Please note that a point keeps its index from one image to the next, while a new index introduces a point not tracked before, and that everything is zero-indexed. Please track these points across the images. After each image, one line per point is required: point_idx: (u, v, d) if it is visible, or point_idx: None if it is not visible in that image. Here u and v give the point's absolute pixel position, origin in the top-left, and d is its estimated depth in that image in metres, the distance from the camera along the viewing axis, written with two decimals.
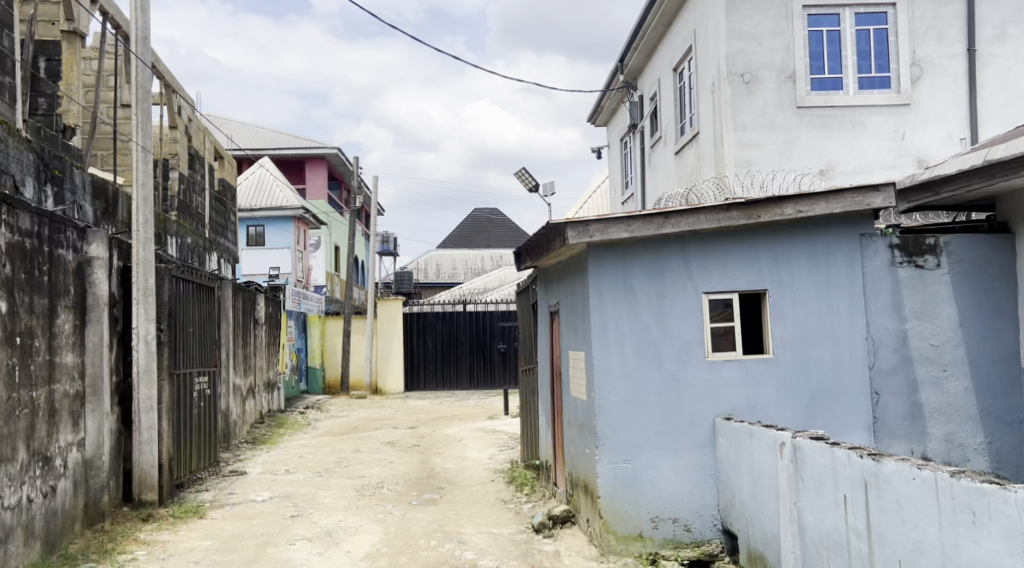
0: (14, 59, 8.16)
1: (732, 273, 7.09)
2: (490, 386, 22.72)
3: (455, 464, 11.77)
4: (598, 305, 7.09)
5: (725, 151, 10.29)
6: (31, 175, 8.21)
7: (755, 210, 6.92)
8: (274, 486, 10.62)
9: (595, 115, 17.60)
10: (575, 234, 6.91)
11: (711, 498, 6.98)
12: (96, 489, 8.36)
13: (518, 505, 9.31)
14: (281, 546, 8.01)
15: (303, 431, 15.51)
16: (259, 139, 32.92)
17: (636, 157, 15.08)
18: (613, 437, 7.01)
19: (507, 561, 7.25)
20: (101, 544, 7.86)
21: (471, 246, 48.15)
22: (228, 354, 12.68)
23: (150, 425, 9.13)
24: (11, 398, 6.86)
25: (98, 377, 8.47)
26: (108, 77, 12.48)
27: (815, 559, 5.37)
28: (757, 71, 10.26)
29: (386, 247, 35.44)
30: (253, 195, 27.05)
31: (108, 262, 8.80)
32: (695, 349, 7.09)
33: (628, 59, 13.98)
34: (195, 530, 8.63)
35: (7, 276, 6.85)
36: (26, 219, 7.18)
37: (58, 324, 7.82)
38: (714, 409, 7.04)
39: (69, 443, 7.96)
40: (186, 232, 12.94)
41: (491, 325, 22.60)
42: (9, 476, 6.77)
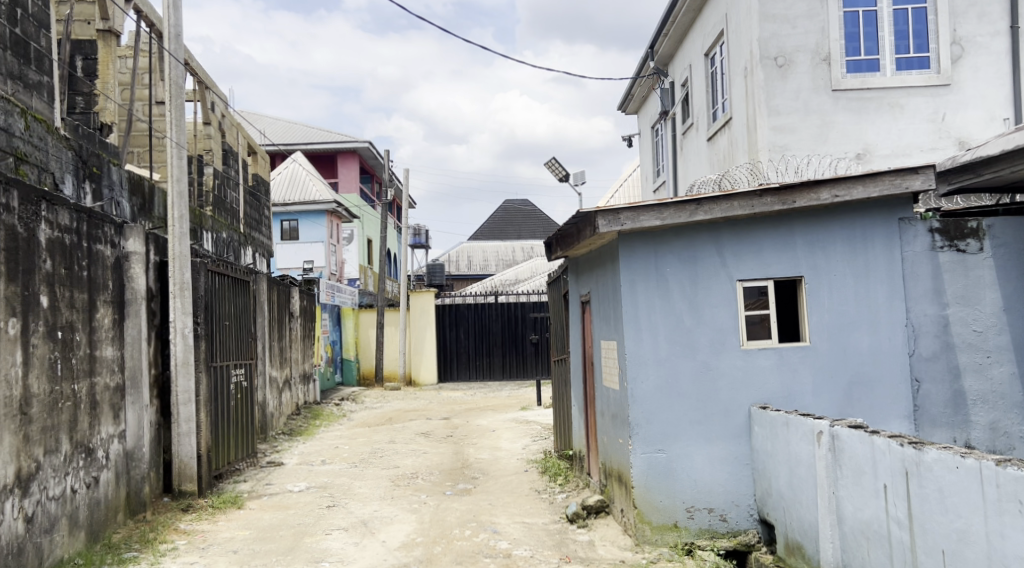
0: (51, 58, 8.28)
1: (766, 260, 7.05)
2: (522, 376, 22.87)
3: (490, 454, 11.84)
4: (630, 296, 7.08)
5: (759, 136, 10.20)
6: (69, 172, 8.34)
7: (789, 195, 6.85)
8: (311, 477, 10.74)
9: (626, 102, 17.53)
10: (605, 223, 6.90)
11: (747, 487, 6.95)
12: (137, 479, 8.53)
13: (552, 495, 9.33)
14: (317, 536, 8.11)
15: (338, 422, 15.66)
16: (292, 134, 33.25)
17: (668, 144, 15.00)
18: (647, 427, 7.02)
19: (541, 552, 7.28)
20: (143, 534, 8.02)
21: (502, 237, 48.36)
22: (265, 346, 12.85)
23: (189, 417, 9.27)
24: (54, 390, 7.00)
25: (137, 370, 8.64)
26: (143, 75, 12.65)
27: (854, 548, 5.34)
28: (791, 54, 10.16)
29: (418, 240, 35.69)
30: (286, 190, 27.24)
31: (144, 257, 8.97)
32: (729, 337, 7.06)
33: (658, 46, 13.90)
34: (233, 520, 8.78)
35: (48, 272, 6.97)
36: (65, 215, 7.32)
37: (98, 318, 7.95)
38: (749, 398, 7.01)
39: (111, 435, 8.11)
40: (221, 228, 13.10)
41: (522, 316, 22.73)
42: (54, 467, 6.92)
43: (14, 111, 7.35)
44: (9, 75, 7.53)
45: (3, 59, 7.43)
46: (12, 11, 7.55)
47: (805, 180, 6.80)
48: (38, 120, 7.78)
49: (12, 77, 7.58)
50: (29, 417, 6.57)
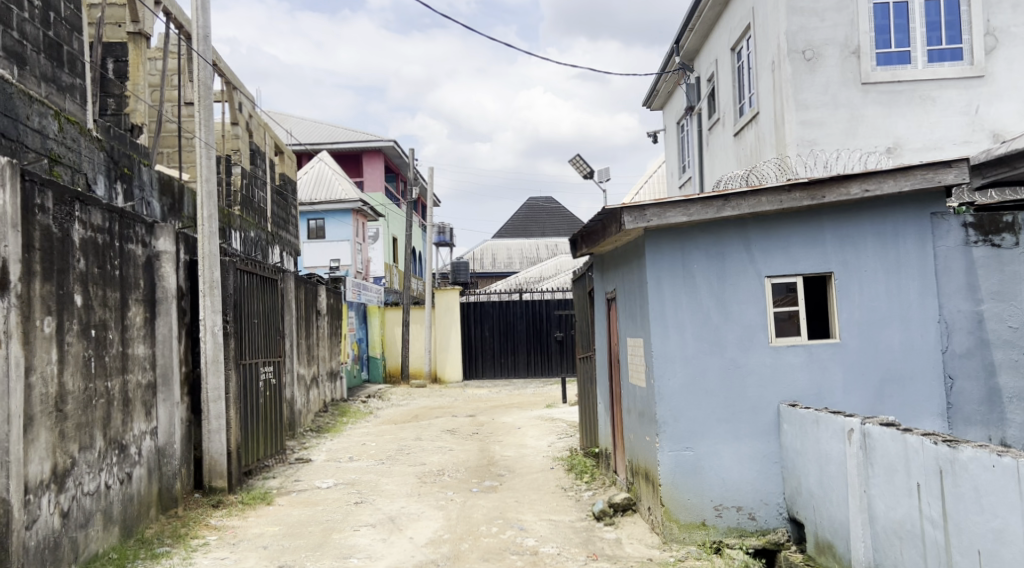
0: (84, 61, 8.41)
1: (795, 256, 7.03)
2: (548, 372, 22.88)
3: (516, 451, 11.88)
4: (657, 293, 7.09)
5: (786, 131, 10.16)
6: (102, 173, 8.47)
7: (819, 190, 6.82)
8: (338, 473, 10.84)
9: (650, 98, 17.50)
10: (631, 219, 6.91)
11: (776, 485, 6.94)
12: (169, 475, 8.66)
13: (578, 492, 9.35)
14: (346, 532, 8.19)
15: (365, 418, 15.77)
16: (319, 134, 33.48)
17: (693, 141, 14.96)
18: (675, 425, 7.03)
19: (568, 549, 7.31)
20: (175, 529, 8.15)
21: (527, 234, 48.37)
22: (293, 345, 12.98)
23: (219, 415, 9.38)
24: (88, 388, 7.12)
25: (169, 368, 8.76)
26: (172, 76, 12.80)
27: (886, 547, 5.33)
28: (819, 47, 10.11)
29: (443, 238, 35.78)
30: (312, 190, 27.42)
31: (175, 257, 9.09)
32: (758, 334, 7.05)
33: (684, 41, 13.87)
34: (263, 516, 8.88)
35: (81, 271, 7.09)
36: (97, 215, 7.43)
37: (130, 316, 8.07)
38: (778, 395, 7.00)
39: (143, 431, 8.24)
40: (249, 227, 13.23)
41: (548, 313, 22.64)
42: (88, 463, 7.04)
43: (49, 113, 7.48)
44: (43, 78, 7.67)
45: (37, 63, 7.57)
46: (45, 15, 7.68)
47: (835, 175, 6.77)
48: (71, 122, 7.92)
49: (46, 79, 7.72)
50: (64, 414, 6.69)
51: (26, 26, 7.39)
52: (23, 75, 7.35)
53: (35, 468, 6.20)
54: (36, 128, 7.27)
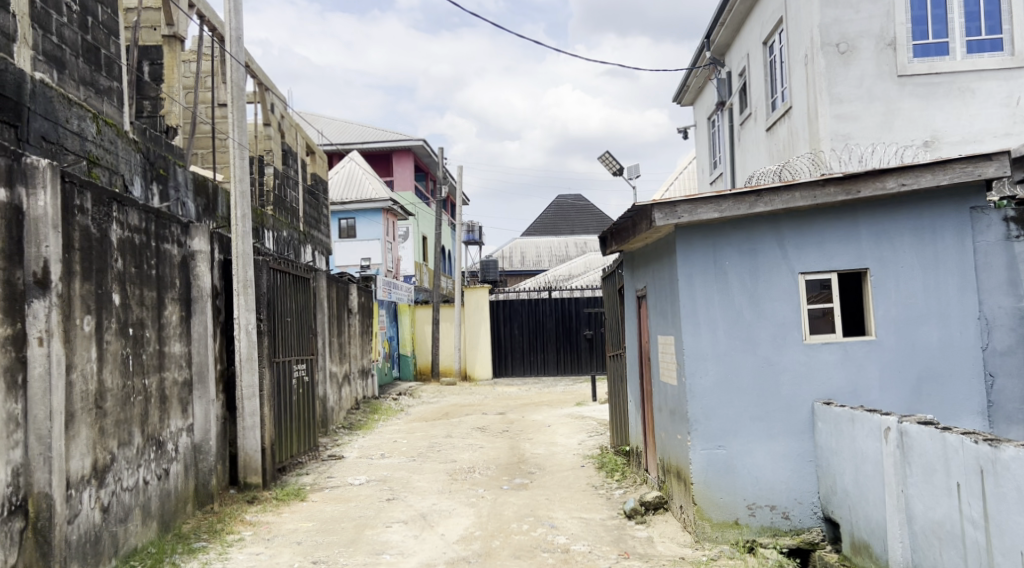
0: (121, 64, 8.56)
1: (830, 252, 6.99)
2: (577, 370, 22.73)
3: (546, 449, 11.92)
4: (688, 289, 7.10)
5: (820, 125, 10.12)
6: (138, 174, 8.61)
7: (854, 184, 6.79)
8: (370, 470, 10.94)
9: (680, 94, 17.47)
10: (662, 216, 6.92)
11: (810, 484, 6.91)
12: (205, 471, 8.79)
13: (610, 491, 9.37)
14: (378, 528, 8.27)
15: (396, 416, 15.88)
16: (349, 134, 33.75)
17: (725, 137, 14.93)
18: (707, 423, 7.04)
19: (599, 547, 7.33)
20: (211, 524, 8.27)
21: (556, 233, 48.37)
22: (325, 343, 13.11)
23: (253, 412, 9.50)
24: (126, 385, 7.25)
25: (205, 365, 8.90)
26: (206, 78, 12.99)
27: (924, 547, 5.30)
28: (854, 40, 10.05)
29: (472, 237, 35.87)
30: (343, 189, 27.65)
31: (210, 256, 9.23)
32: (791, 331, 7.04)
33: (714, 36, 13.84)
34: (297, 512, 8.98)
35: (119, 270, 7.22)
36: (135, 215, 7.56)
37: (166, 315, 8.20)
38: (813, 393, 6.98)
39: (180, 428, 8.39)
40: (282, 226, 13.39)
41: (577, 312, 22.57)
42: (127, 459, 7.17)
43: (87, 115, 7.62)
44: (82, 81, 7.82)
45: (76, 67, 7.71)
46: (83, 19, 7.83)
47: (871, 169, 6.73)
48: (109, 124, 8.06)
49: (84, 83, 7.86)
50: (104, 410, 6.82)
51: (65, 31, 7.52)
52: (62, 78, 7.50)
53: (77, 464, 6.33)
54: (76, 131, 7.41)
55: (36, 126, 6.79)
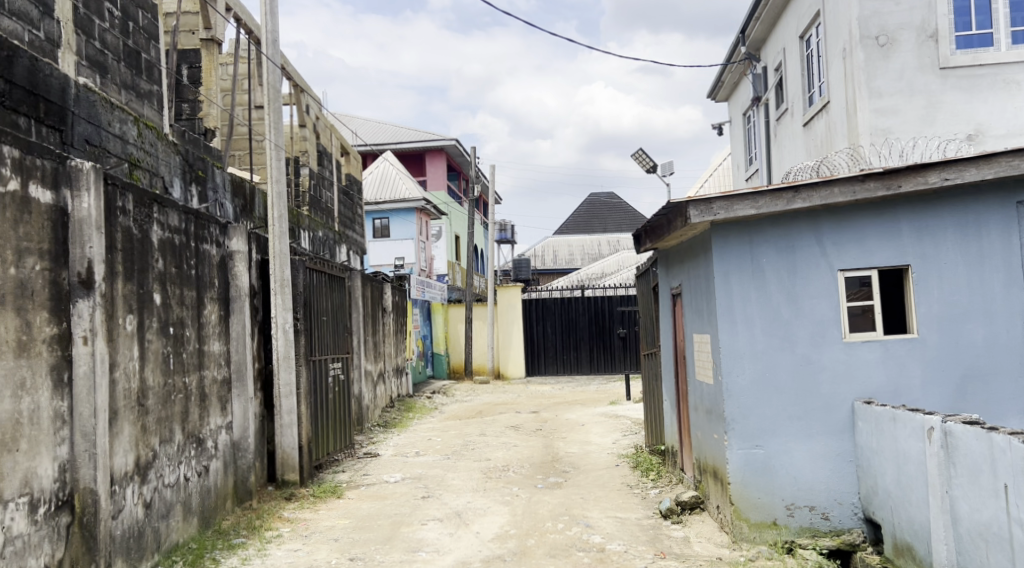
0: (161, 68, 8.68)
1: (870, 248, 6.93)
2: (611, 369, 22.55)
3: (581, 448, 11.93)
4: (724, 287, 7.08)
5: (860, 119, 10.02)
6: (177, 176, 8.72)
7: (895, 179, 6.71)
8: (406, 468, 11.01)
9: (715, 90, 17.37)
10: (698, 213, 6.90)
11: (851, 485, 6.86)
12: (244, 468, 8.90)
13: (645, 490, 9.35)
14: (413, 526, 8.32)
15: (430, 414, 15.96)
16: (383, 134, 33.96)
17: (760, 132, 14.82)
18: (744, 423, 7.02)
19: (635, 547, 7.32)
20: (250, 521, 8.38)
21: (588, 231, 48.29)
22: (360, 341, 13.22)
23: (291, 410, 9.60)
24: (167, 383, 7.35)
25: (243, 364, 9.01)
26: (243, 80, 13.14)
27: (970, 550, 5.23)
28: (894, 32, 9.94)
29: (504, 236, 35.94)
30: (377, 190, 27.82)
31: (247, 256, 9.34)
32: (830, 329, 6.98)
33: (750, 30, 13.75)
34: (334, 509, 9.06)
35: (160, 270, 7.32)
36: (175, 217, 7.67)
37: (205, 314, 8.30)
38: (853, 392, 6.92)
39: (219, 426, 8.50)
40: (317, 226, 13.51)
41: (610, 310, 22.35)
42: (168, 456, 7.28)
43: (128, 119, 7.73)
44: (123, 85, 7.94)
45: (117, 71, 7.84)
46: (124, 25, 7.95)
47: (913, 164, 6.66)
48: (149, 127, 8.17)
49: (125, 87, 7.98)
50: (146, 408, 6.93)
51: (107, 36, 7.64)
52: (104, 83, 7.61)
53: (120, 460, 6.44)
54: (118, 134, 7.53)
55: (80, 130, 6.87)
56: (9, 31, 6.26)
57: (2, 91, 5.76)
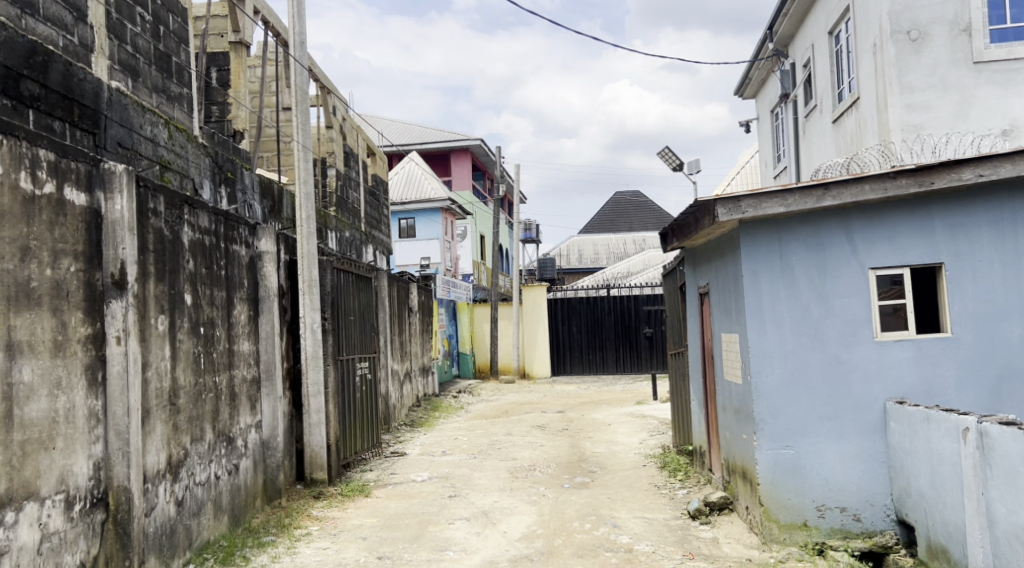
0: (191, 71, 8.77)
1: (902, 246, 6.87)
2: (637, 369, 22.55)
3: (607, 448, 11.92)
4: (753, 285, 7.06)
5: (890, 116, 9.95)
6: (207, 178, 8.80)
7: (927, 176, 6.64)
8: (433, 467, 11.05)
9: (742, 86, 17.26)
10: (726, 211, 6.88)
11: (883, 486, 6.81)
12: (273, 467, 8.97)
13: (673, 490, 9.33)
14: (441, 525, 8.35)
15: (456, 413, 16.01)
16: (408, 134, 34.08)
17: (789, 129, 14.73)
18: (774, 423, 6.99)
19: (663, 547, 7.31)
20: (279, 519, 8.45)
21: (614, 229, 48.19)
22: (387, 341, 13.29)
23: (319, 409, 9.67)
24: (198, 382, 7.43)
25: (272, 363, 9.08)
26: (271, 82, 13.25)
27: (1007, 553, 5.18)
28: (926, 27, 9.85)
29: (529, 235, 35.96)
30: (403, 190, 27.93)
31: (276, 256, 9.42)
32: (861, 328, 6.94)
33: (777, 26, 13.68)
34: (362, 508, 9.11)
35: (191, 271, 7.40)
36: (205, 218, 7.74)
37: (235, 314, 8.38)
38: (885, 392, 6.87)
39: (249, 425, 8.58)
40: (344, 227, 13.59)
41: (636, 309, 22.42)
42: (199, 454, 7.36)
43: (159, 122, 7.81)
44: (154, 88, 8.03)
45: (149, 75, 7.93)
46: (155, 29, 8.04)
47: (946, 160, 6.59)
48: (179, 130, 8.25)
49: (156, 90, 8.07)
50: (177, 407, 7.01)
51: (139, 40, 7.73)
52: (136, 86, 7.70)
53: (152, 459, 6.52)
54: (149, 136, 7.61)
55: (113, 133, 6.95)
56: (44, 37, 6.36)
57: (37, 95, 5.85)
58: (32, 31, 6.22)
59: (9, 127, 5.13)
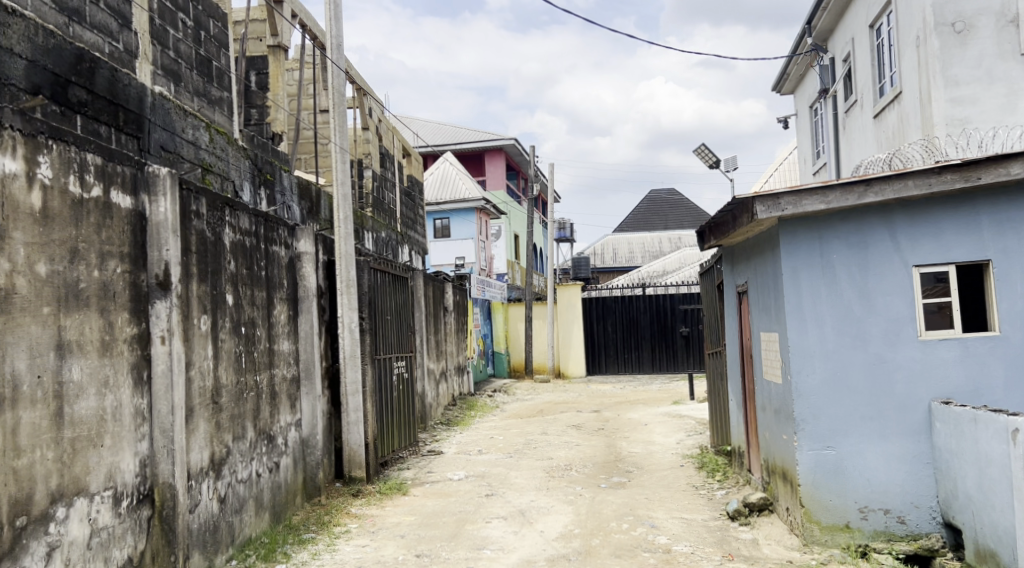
0: (230, 75, 8.87)
1: (947, 243, 6.78)
2: (674, 369, 22.31)
3: (644, 448, 11.89)
4: (793, 283, 7.01)
5: (935, 110, 9.82)
6: (247, 180, 8.90)
7: (973, 171, 6.55)
8: (469, 466, 11.09)
9: (780, 82, 17.12)
10: (765, 208, 6.85)
11: (928, 488, 6.72)
12: (312, 465, 9.06)
13: (711, 491, 9.29)
14: (478, 524, 8.39)
15: (492, 412, 16.05)
16: (443, 135, 34.22)
17: (828, 125, 14.58)
18: (815, 423, 6.94)
19: (702, 548, 7.28)
20: (319, 517, 8.54)
21: (649, 227, 47.99)
22: (423, 340, 13.36)
23: (357, 408, 9.74)
24: (239, 381, 7.52)
25: (311, 362, 9.16)
26: (309, 86, 13.40)
27: None
28: (971, 19, 9.71)
29: (564, 234, 35.92)
30: (438, 190, 28.04)
31: (314, 257, 9.50)
32: (905, 326, 6.86)
33: (816, 21, 13.56)
34: (399, 506, 9.17)
35: (232, 272, 7.49)
36: (245, 219, 7.84)
37: (275, 314, 8.47)
38: (929, 392, 6.79)
39: (289, 423, 8.67)
40: (380, 227, 13.67)
41: (672, 309, 22.20)
42: (241, 452, 7.45)
43: (201, 125, 7.92)
44: (195, 93, 8.14)
45: (190, 79, 8.04)
46: (196, 34, 8.15)
47: (993, 155, 6.49)
48: (220, 133, 8.36)
49: (197, 94, 8.18)
50: (219, 406, 7.10)
51: (181, 46, 7.84)
52: (178, 91, 7.81)
53: (196, 456, 6.61)
54: (191, 140, 7.71)
55: (156, 137, 7.06)
56: (91, 44, 6.48)
57: (85, 101, 5.96)
58: (80, 38, 6.34)
59: (58, 133, 5.23)
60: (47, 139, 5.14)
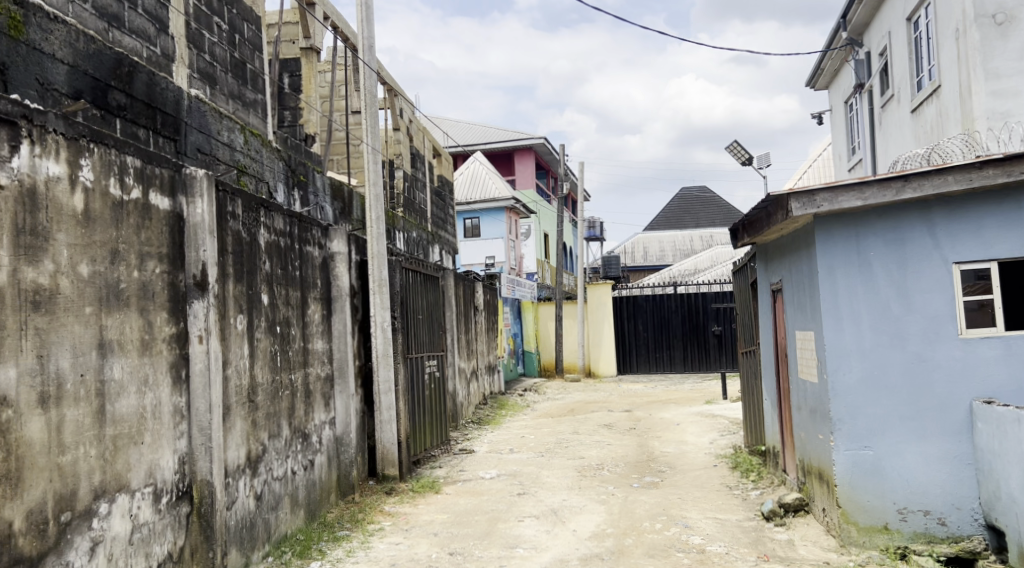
0: (264, 77, 8.94)
1: (988, 239, 6.69)
2: (706, 367, 22.27)
3: (677, 447, 11.83)
4: (829, 280, 6.98)
5: (975, 103, 9.68)
6: (281, 181, 8.98)
7: (1015, 166, 6.45)
8: (501, 464, 11.10)
9: (814, 78, 16.97)
10: (800, 205, 6.81)
11: (970, 490, 6.62)
12: (346, 463, 9.12)
13: (745, 491, 9.23)
14: (510, 522, 8.40)
15: (523, 412, 16.04)
16: (473, 135, 34.29)
17: (864, 120, 14.43)
18: (852, 422, 6.88)
19: (736, 549, 7.24)
20: (353, 514, 8.59)
21: (680, 225, 47.75)
22: (454, 339, 13.40)
23: (390, 406, 9.78)
24: (275, 380, 7.59)
25: (345, 361, 9.22)
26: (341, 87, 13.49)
27: None
28: (1012, 10, 9.56)
29: (593, 233, 35.83)
30: (468, 190, 28.10)
31: (347, 257, 9.56)
32: (945, 324, 6.77)
33: (851, 15, 13.42)
34: (432, 504, 9.20)
35: (267, 272, 7.56)
36: (280, 220, 7.90)
37: (309, 314, 8.53)
38: (970, 392, 6.69)
39: (323, 421, 8.74)
40: (412, 226, 13.72)
41: (704, 307, 22.21)
42: (276, 450, 7.51)
43: (236, 128, 7.99)
44: (230, 95, 8.22)
45: (225, 81, 8.12)
46: (231, 36, 8.23)
47: None
48: (254, 135, 8.43)
49: (232, 96, 8.26)
50: (255, 404, 7.16)
51: (216, 49, 7.91)
52: (213, 94, 7.89)
53: (232, 454, 6.67)
54: (226, 142, 7.79)
55: (193, 139, 7.13)
56: (129, 48, 6.57)
57: (124, 105, 6.04)
58: (118, 43, 6.43)
59: (98, 136, 5.30)
60: (89, 142, 5.21)
